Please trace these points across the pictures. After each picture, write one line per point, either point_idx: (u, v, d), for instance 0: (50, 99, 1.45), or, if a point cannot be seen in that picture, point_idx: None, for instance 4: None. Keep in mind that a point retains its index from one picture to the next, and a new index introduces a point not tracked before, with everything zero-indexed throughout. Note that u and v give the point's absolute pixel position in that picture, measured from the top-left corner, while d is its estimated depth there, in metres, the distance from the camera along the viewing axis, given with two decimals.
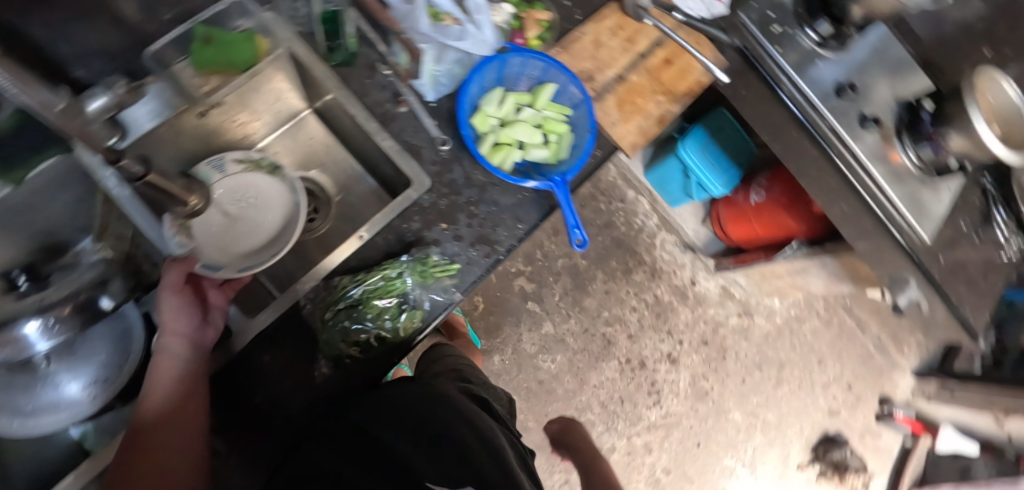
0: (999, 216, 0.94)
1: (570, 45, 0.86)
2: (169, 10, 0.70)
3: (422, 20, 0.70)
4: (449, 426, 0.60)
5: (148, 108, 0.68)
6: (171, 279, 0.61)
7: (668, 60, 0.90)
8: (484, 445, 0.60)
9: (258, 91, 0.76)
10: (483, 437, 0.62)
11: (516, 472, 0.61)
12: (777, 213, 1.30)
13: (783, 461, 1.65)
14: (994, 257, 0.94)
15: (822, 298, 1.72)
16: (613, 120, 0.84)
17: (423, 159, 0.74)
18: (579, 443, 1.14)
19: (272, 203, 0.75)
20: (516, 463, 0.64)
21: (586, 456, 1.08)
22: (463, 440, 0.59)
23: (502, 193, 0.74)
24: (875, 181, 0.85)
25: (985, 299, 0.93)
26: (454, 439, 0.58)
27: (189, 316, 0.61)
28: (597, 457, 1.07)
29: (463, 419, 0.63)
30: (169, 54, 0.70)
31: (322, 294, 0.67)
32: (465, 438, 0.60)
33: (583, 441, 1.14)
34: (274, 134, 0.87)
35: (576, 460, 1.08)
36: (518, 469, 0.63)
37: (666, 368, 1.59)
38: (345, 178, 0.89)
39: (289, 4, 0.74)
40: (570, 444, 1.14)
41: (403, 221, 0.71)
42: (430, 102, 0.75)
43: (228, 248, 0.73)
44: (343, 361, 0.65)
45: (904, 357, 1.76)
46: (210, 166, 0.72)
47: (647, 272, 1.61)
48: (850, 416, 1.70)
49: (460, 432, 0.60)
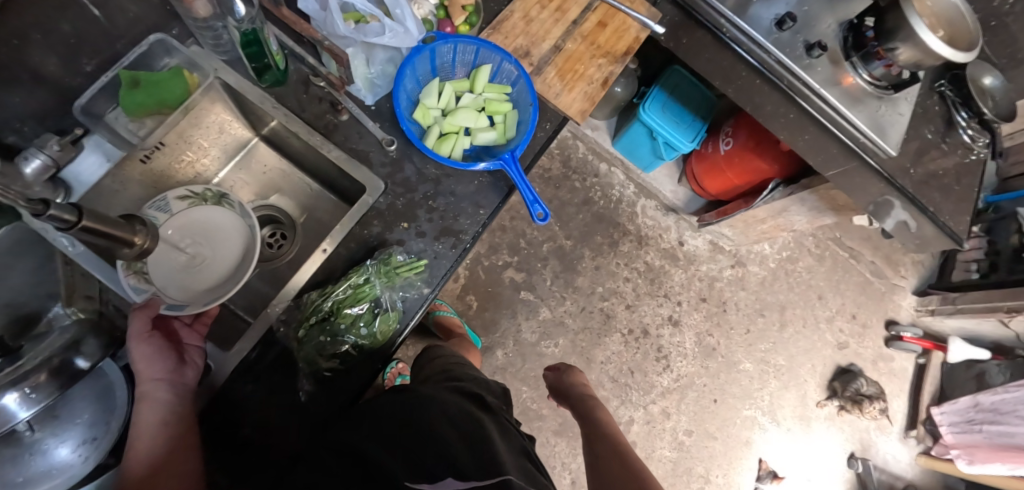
0: (960, 119, 0.91)
1: (501, 26, 0.88)
2: (90, 61, 0.70)
3: (339, 24, 0.71)
4: (430, 423, 0.60)
5: (92, 160, 0.68)
6: (137, 327, 0.61)
7: (602, 22, 0.93)
8: (469, 437, 0.60)
9: (198, 125, 0.77)
10: (467, 429, 0.61)
11: (507, 459, 0.60)
12: (748, 157, 1.30)
13: (802, 402, 1.64)
14: (966, 159, 0.93)
15: (810, 235, 1.73)
16: (556, 91, 0.87)
17: (372, 163, 0.75)
18: (579, 393, 1.10)
19: (225, 233, 0.76)
20: (509, 451, 0.63)
21: (586, 404, 1.05)
22: (446, 435, 0.59)
23: (458, 182, 0.77)
24: (831, 106, 0.84)
25: (964, 203, 0.92)
26: (435, 435, 0.58)
27: (164, 361, 0.61)
28: (597, 405, 1.04)
29: (446, 414, 0.62)
30: (100, 105, 0.69)
31: (294, 315, 0.68)
32: (449, 433, 0.59)
33: (583, 392, 1.10)
34: (228, 167, 0.85)
35: (576, 409, 1.05)
36: (511, 456, 0.62)
37: (670, 332, 1.59)
38: (306, 198, 0.89)
39: (211, 33, 0.71)
40: (570, 392, 1.11)
41: (364, 227, 0.72)
42: (370, 105, 0.77)
43: (190, 285, 0.72)
44: (323, 376, 0.66)
45: (903, 278, 1.76)
46: (154, 209, 0.71)
47: (633, 241, 1.61)
48: (859, 345, 1.70)
49: (442, 427, 0.60)
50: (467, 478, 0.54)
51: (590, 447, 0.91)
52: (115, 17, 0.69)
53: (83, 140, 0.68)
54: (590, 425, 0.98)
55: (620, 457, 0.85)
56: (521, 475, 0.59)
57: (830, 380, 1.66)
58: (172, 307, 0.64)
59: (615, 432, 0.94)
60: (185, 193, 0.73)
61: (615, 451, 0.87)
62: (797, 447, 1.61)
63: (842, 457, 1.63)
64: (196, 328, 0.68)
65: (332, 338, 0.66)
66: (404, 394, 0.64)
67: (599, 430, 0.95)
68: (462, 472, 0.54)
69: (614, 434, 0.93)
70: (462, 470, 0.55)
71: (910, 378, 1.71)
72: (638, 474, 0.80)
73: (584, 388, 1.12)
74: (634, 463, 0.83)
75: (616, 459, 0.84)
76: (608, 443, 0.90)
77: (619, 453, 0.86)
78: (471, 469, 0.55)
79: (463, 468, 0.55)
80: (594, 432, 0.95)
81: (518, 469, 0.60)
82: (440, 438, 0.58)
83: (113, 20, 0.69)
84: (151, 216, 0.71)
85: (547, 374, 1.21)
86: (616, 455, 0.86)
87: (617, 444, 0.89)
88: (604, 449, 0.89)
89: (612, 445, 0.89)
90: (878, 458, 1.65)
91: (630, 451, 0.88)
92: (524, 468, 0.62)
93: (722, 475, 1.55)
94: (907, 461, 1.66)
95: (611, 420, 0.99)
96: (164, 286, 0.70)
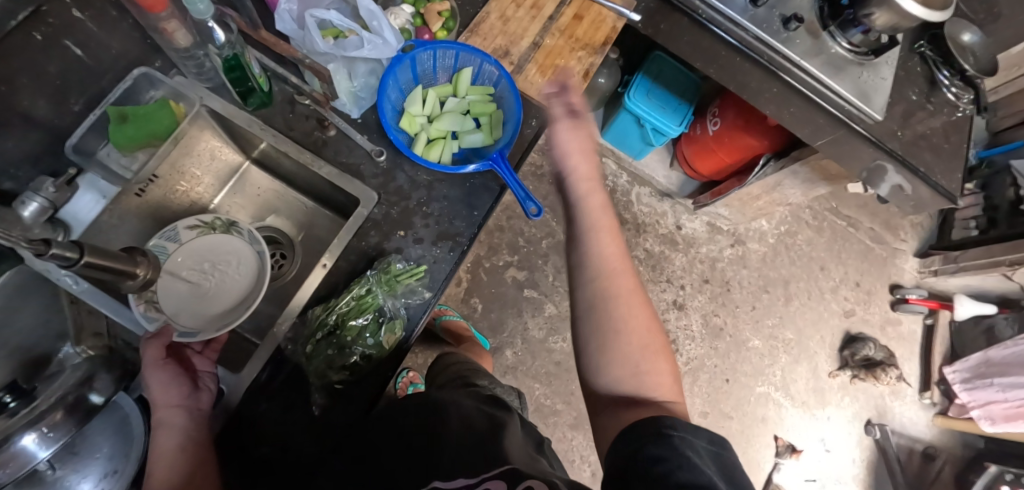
0: (942, 78, 0.91)
1: (478, 27, 0.88)
2: (77, 100, 0.70)
3: (318, 41, 0.72)
4: (443, 425, 0.58)
5: (87, 198, 0.68)
6: (150, 355, 0.62)
7: (579, 15, 0.94)
8: (479, 435, 0.56)
9: (189, 154, 0.78)
10: (479, 428, 0.58)
11: (522, 456, 0.56)
12: (736, 136, 1.31)
13: (814, 374, 1.64)
14: (953, 117, 0.93)
15: (807, 207, 1.74)
16: (539, 88, 0.88)
17: (364, 175, 0.76)
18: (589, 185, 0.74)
19: (236, 259, 0.76)
20: (528, 449, 0.60)
21: (599, 237, 0.71)
22: (455, 435, 0.56)
23: (450, 186, 0.77)
24: (811, 75, 0.85)
25: (955, 161, 0.93)
26: (446, 436, 0.56)
27: (180, 387, 0.62)
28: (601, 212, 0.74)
29: (459, 417, 0.60)
30: (90, 142, 0.69)
31: (300, 332, 0.68)
32: (462, 432, 0.57)
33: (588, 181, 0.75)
34: (223, 193, 0.86)
35: (582, 223, 0.72)
36: (529, 454, 0.58)
37: (676, 315, 1.59)
38: (302, 216, 0.90)
39: (193, 62, 0.72)
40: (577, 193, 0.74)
41: (361, 239, 0.73)
42: (356, 119, 0.78)
43: (202, 310, 0.73)
44: (335, 388, 0.67)
45: (903, 242, 1.77)
46: (163, 239, 0.72)
47: (631, 229, 1.62)
48: (865, 311, 1.70)
49: (453, 429, 0.57)
50: (476, 472, 0.51)
51: (589, 325, 0.68)
52: (99, 55, 0.70)
53: (77, 179, 0.68)
54: (581, 268, 0.71)
55: (632, 361, 0.66)
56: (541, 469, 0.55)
57: (840, 350, 1.66)
58: (184, 335, 0.67)
59: (625, 276, 0.70)
60: (194, 222, 0.74)
61: (625, 342, 0.66)
62: (814, 419, 1.61)
63: (858, 425, 1.63)
64: (207, 354, 0.68)
65: (340, 351, 0.67)
66: (424, 402, 0.64)
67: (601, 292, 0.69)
68: (471, 468, 0.51)
69: (622, 294, 0.69)
70: (470, 466, 0.52)
71: (920, 340, 1.71)
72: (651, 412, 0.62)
73: (591, 163, 0.76)
74: (648, 376, 0.66)
75: (626, 365, 0.66)
76: (615, 321, 0.67)
77: (636, 351, 0.66)
78: (477, 462, 0.52)
79: (473, 463, 0.52)
80: (589, 284, 0.70)
81: (535, 464, 0.56)
82: (449, 440, 0.56)
83: (97, 58, 0.70)
84: (160, 246, 0.72)
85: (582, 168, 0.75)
86: (625, 351, 0.66)
87: (625, 321, 0.67)
88: (608, 337, 0.67)
89: (617, 329, 0.67)
90: (895, 422, 1.64)
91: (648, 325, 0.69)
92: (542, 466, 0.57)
93: (740, 454, 1.55)
94: (924, 423, 1.65)
95: (617, 232, 0.73)
96: (176, 312, 0.71)
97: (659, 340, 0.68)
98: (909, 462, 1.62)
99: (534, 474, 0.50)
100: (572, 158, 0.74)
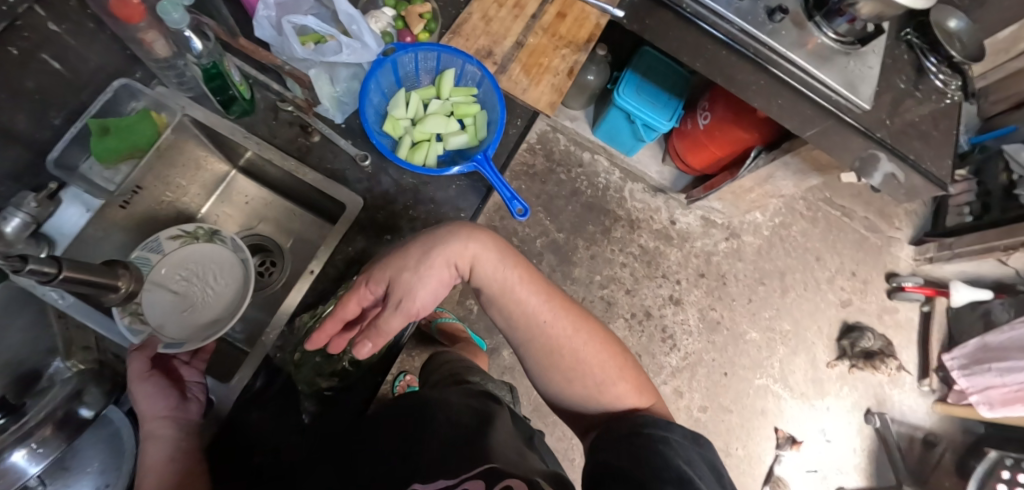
0: (929, 65, 0.91)
1: (461, 28, 0.88)
2: (58, 114, 0.69)
3: (296, 47, 0.72)
4: (427, 425, 0.58)
5: (72, 212, 0.68)
6: (137, 368, 0.63)
7: (562, 12, 0.94)
8: (462, 436, 0.55)
9: (174, 165, 0.77)
10: (464, 430, 0.57)
11: (506, 454, 0.54)
12: (728, 129, 1.31)
13: (812, 365, 1.64)
14: (942, 104, 0.92)
15: (801, 199, 1.74)
16: (523, 88, 0.90)
17: (349, 180, 0.76)
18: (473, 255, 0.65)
19: (221, 268, 0.75)
20: (514, 445, 0.58)
21: (519, 296, 0.67)
22: (439, 436, 0.56)
23: (437, 188, 0.78)
24: (797, 67, 0.85)
25: (945, 148, 0.92)
26: (429, 436, 0.56)
27: (167, 399, 0.62)
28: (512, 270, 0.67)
29: (446, 418, 0.59)
30: (73, 156, 0.69)
31: (289, 340, 0.67)
32: (446, 432, 0.56)
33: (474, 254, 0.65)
34: (211, 202, 0.85)
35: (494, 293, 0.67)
36: (513, 450, 0.57)
37: (673, 311, 1.59)
38: (291, 223, 0.89)
39: (173, 72, 0.72)
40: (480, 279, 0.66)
41: (348, 244, 0.73)
42: (340, 124, 0.78)
43: (189, 321, 0.72)
44: (324, 395, 0.69)
45: (898, 230, 1.76)
46: (146, 250, 0.72)
47: (625, 226, 1.62)
48: (862, 301, 1.70)
49: (438, 431, 0.57)
50: (456, 472, 0.50)
51: (547, 379, 0.70)
52: (77, 68, 0.70)
53: (60, 193, 0.68)
54: (515, 335, 0.69)
55: (591, 398, 0.68)
56: (523, 466, 0.53)
57: (838, 340, 1.66)
58: (170, 345, 0.66)
59: (556, 319, 0.67)
60: (176, 232, 0.74)
61: (579, 384, 0.68)
62: (813, 410, 1.61)
63: (858, 415, 1.62)
64: (195, 364, 0.68)
65: (328, 357, 0.69)
66: (414, 403, 0.63)
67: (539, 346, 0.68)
68: (450, 468, 0.50)
69: (559, 335, 0.67)
70: (449, 467, 0.51)
71: (917, 328, 1.71)
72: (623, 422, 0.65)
73: (461, 241, 0.63)
74: (608, 401, 0.67)
75: (587, 400, 0.68)
76: (564, 371, 0.68)
77: (589, 388, 0.67)
78: (457, 463, 0.51)
79: (453, 464, 0.51)
80: (526, 342, 0.69)
81: (518, 462, 0.54)
82: (430, 442, 0.55)
83: (76, 71, 0.70)
84: (142, 258, 0.71)
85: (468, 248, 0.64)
86: (581, 393, 0.68)
87: (571, 359, 0.67)
88: (562, 387, 0.69)
89: (568, 375, 0.68)
90: (895, 411, 1.64)
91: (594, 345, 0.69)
92: (526, 462, 0.55)
93: (741, 447, 1.55)
94: (924, 410, 1.65)
95: (534, 277, 0.68)
96: (162, 323, 0.70)
97: (612, 353, 0.69)
98: (909, 450, 1.62)
99: (513, 474, 0.49)
100: (435, 269, 0.62)
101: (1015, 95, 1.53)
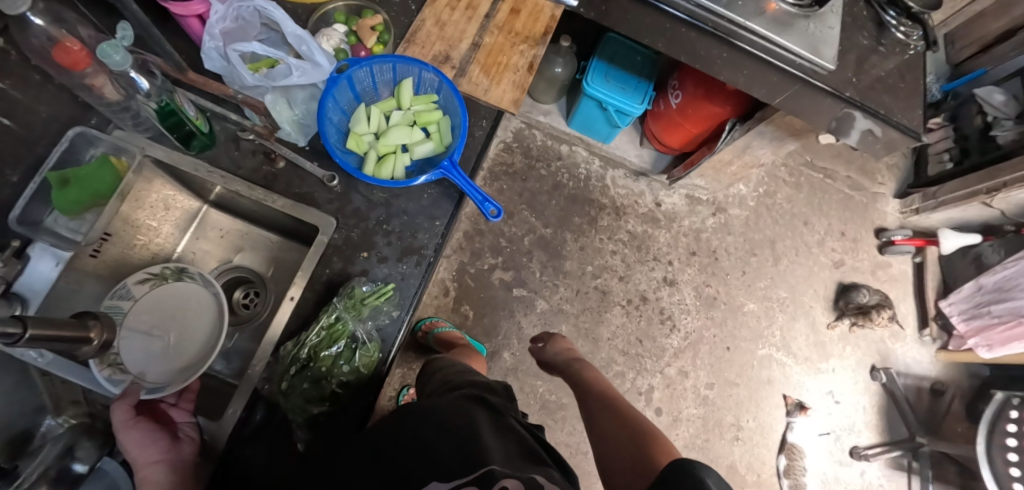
0: (889, 18, 0.90)
1: (415, 37, 0.94)
2: (14, 171, 0.66)
3: (245, 74, 0.72)
4: (417, 428, 0.58)
5: (42, 267, 0.67)
6: (120, 417, 0.61)
7: (515, 9, 1.02)
8: (454, 435, 0.56)
9: (141, 206, 0.76)
10: (454, 430, 0.57)
11: (497, 449, 0.56)
12: (699, 106, 1.30)
13: (813, 328, 1.64)
14: (906, 56, 0.92)
15: (782, 166, 1.75)
16: (485, 88, 0.95)
17: (319, 202, 0.77)
18: (569, 361, 1.12)
19: (194, 305, 0.75)
20: (506, 442, 0.59)
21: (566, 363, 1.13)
22: (432, 441, 0.56)
23: (408, 200, 0.80)
24: (760, 35, 0.84)
25: (916, 98, 0.91)
26: (421, 441, 0.56)
27: (157, 444, 0.61)
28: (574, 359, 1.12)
29: (435, 419, 0.59)
30: (36, 210, 0.67)
31: (275, 370, 0.68)
32: (437, 434, 0.57)
33: (573, 360, 1.12)
34: (186, 239, 0.84)
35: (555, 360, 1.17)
36: (503, 446, 0.58)
37: (669, 292, 1.59)
38: (270, 251, 0.88)
39: (127, 113, 0.71)
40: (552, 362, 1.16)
41: (325, 266, 0.74)
42: (304, 146, 0.80)
43: (171, 362, 0.71)
44: (317, 421, 0.69)
45: (882, 186, 1.77)
46: (116, 298, 0.71)
47: (611, 213, 1.61)
48: (855, 259, 1.71)
49: (431, 436, 0.57)
50: (450, 477, 0.51)
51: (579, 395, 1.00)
52: (29, 122, 0.67)
53: (28, 250, 0.66)
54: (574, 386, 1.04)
55: (626, 439, 0.80)
56: (513, 461, 0.55)
57: (836, 300, 1.66)
58: (153, 390, 0.67)
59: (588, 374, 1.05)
60: (143, 276, 0.73)
61: (619, 431, 0.83)
62: (818, 373, 1.60)
63: (863, 372, 1.62)
64: (182, 405, 0.68)
65: (315, 383, 0.68)
66: (399, 409, 0.63)
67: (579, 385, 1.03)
68: (443, 472, 0.52)
69: (583, 382, 1.03)
70: (445, 470, 0.52)
71: (911, 280, 1.71)
72: (616, 404, 0.92)
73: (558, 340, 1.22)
74: (620, 404, 0.91)
75: (599, 393, 0.97)
76: (612, 424, 0.86)
77: (628, 436, 0.80)
78: (452, 465, 0.52)
79: (445, 468, 0.52)
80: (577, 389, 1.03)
81: (511, 457, 0.56)
82: (421, 447, 0.55)
83: (28, 125, 0.67)
84: (114, 306, 0.71)
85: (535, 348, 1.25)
86: (616, 434, 0.83)
87: (592, 387, 1.00)
88: (607, 435, 0.84)
89: (591, 389, 1.00)
90: (900, 364, 1.64)
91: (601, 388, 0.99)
92: (517, 457, 0.57)
93: (752, 419, 1.54)
94: (928, 360, 1.66)
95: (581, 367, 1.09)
96: (144, 369, 0.69)
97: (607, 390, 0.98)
98: (919, 401, 1.62)
99: (507, 474, 0.51)
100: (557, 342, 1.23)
101: (981, 38, 1.57)
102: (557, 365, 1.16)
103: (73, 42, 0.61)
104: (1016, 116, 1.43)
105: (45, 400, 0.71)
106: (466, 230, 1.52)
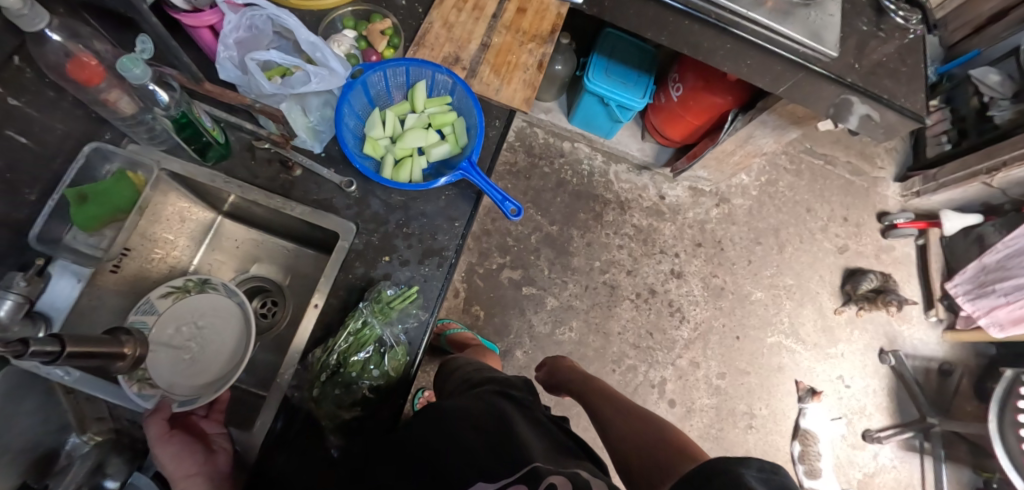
0: (888, 3, 0.92)
1: (424, 39, 0.95)
2: (32, 189, 0.66)
3: (264, 83, 0.73)
4: (452, 430, 0.58)
5: (63, 285, 0.66)
6: (155, 431, 0.63)
7: (522, 8, 1.04)
8: (492, 437, 0.56)
9: (157, 220, 0.76)
10: (492, 431, 0.58)
11: (537, 447, 0.56)
12: (700, 98, 1.31)
13: (820, 314, 1.65)
14: (905, 40, 0.93)
15: (783, 153, 1.76)
16: (496, 88, 0.96)
17: (338, 208, 0.78)
18: (571, 374, 1.13)
19: (219, 316, 0.74)
20: (540, 436, 0.60)
21: (569, 373, 1.14)
22: (469, 442, 0.56)
23: (426, 202, 0.80)
24: (763, 25, 0.84)
25: (919, 83, 0.92)
26: (458, 442, 0.56)
27: (194, 455, 0.62)
28: (575, 372, 1.13)
29: (468, 421, 0.59)
30: (55, 227, 0.67)
31: (304, 377, 0.69)
32: (472, 436, 0.57)
33: (574, 372, 1.14)
34: (201, 252, 0.85)
35: (557, 375, 1.18)
36: (543, 444, 0.58)
37: (676, 284, 1.59)
38: (286, 258, 0.88)
39: (142, 127, 0.71)
40: (555, 380, 1.17)
41: (347, 271, 0.74)
42: (319, 153, 0.80)
43: (200, 375, 0.71)
44: (350, 427, 0.69)
45: (882, 170, 1.79)
46: (141, 313, 0.71)
47: (616, 208, 1.62)
48: (858, 243, 1.72)
49: (465, 437, 0.57)
50: (495, 478, 0.51)
51: (584, 396, 1.02)
52: (44, 138, 0.67)
53: (49, 268, 0.66)
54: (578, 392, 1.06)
55: (644, 439, 0.80)
56: (553, 456, 0.56)
57: (841, 285, 1.67)
58: (184, 403, 0.66)
59: (589, 382, 1.06)
60: (166, 289, 0.72)
61: (637, 434, 0.82)
62: (828, 358, 1.62)
63: (872, 356, 1.63)
64: (213, 416, 0.69)
65: (346, 388, 0.69)
66: (430, 410, 0.63)
67: (584, 389, 1.04)
68: (488, 473, 0.52)
69: (586, 387, 1.04)
70: (487, 470, 0.52)
71: (914, 261, 1.73)
72: (618, 402, 0.94)
73: (554, 360, 1.24)
74: (624, 401, 0.94)
75: (602, 393, 0.99)
76: (629, 426, 0.85)
77: (645, 438, 0.80)
78: (495, 466, 0.52)
79: (489, 468, 0.52)
80: (582, 391, 1.05)
81: (551, 452, 0.56)
82: (459, 448, 0.55)
83: (43, 142, 0.67)
84: (139, 321, 0.70)
85: (540, 374, 1.25)
86: (629, 429, 0.84)
87: (595, 388, 1.02)
88: (623, 437, 0.83)
89: (596, 388, 1.02)
90: (907, 346, 1.65)
91: (600, 389, 1.01)
92: (555, 453, 0.57)
93: (765, 407, 1.55)
94: (935, 341, 1.67)
95: (582, 377, 1.09)
96: (173, 381, 0.69)
97: (607, 389, 1.01)
98: (927, 382, 1.63)
99: (553, 470, 0.50)
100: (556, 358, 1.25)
101: (975, 19, 1.57)
102: (560, 378, 1.16)
103: (90, 57, 0.61)
104: (1011, 96, 1.44)
105: (70, 417, 0.72)
106: (473, 230, 1.53)
